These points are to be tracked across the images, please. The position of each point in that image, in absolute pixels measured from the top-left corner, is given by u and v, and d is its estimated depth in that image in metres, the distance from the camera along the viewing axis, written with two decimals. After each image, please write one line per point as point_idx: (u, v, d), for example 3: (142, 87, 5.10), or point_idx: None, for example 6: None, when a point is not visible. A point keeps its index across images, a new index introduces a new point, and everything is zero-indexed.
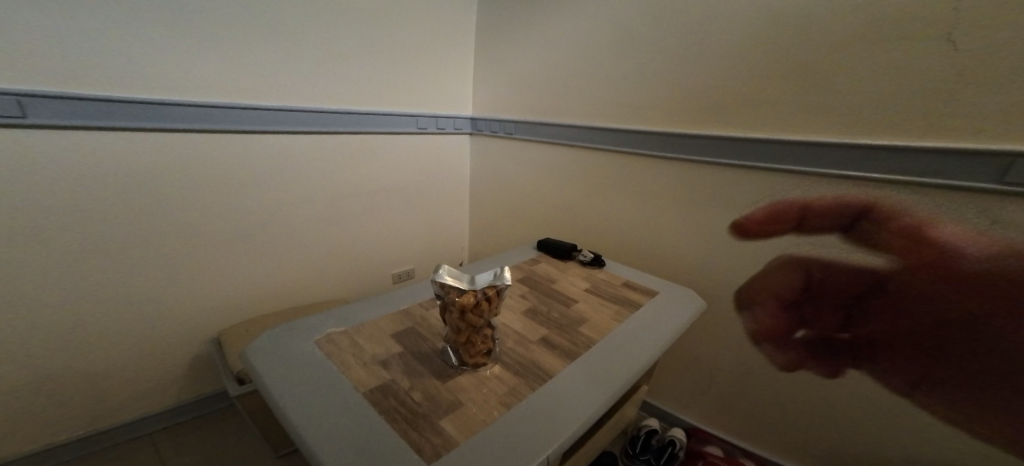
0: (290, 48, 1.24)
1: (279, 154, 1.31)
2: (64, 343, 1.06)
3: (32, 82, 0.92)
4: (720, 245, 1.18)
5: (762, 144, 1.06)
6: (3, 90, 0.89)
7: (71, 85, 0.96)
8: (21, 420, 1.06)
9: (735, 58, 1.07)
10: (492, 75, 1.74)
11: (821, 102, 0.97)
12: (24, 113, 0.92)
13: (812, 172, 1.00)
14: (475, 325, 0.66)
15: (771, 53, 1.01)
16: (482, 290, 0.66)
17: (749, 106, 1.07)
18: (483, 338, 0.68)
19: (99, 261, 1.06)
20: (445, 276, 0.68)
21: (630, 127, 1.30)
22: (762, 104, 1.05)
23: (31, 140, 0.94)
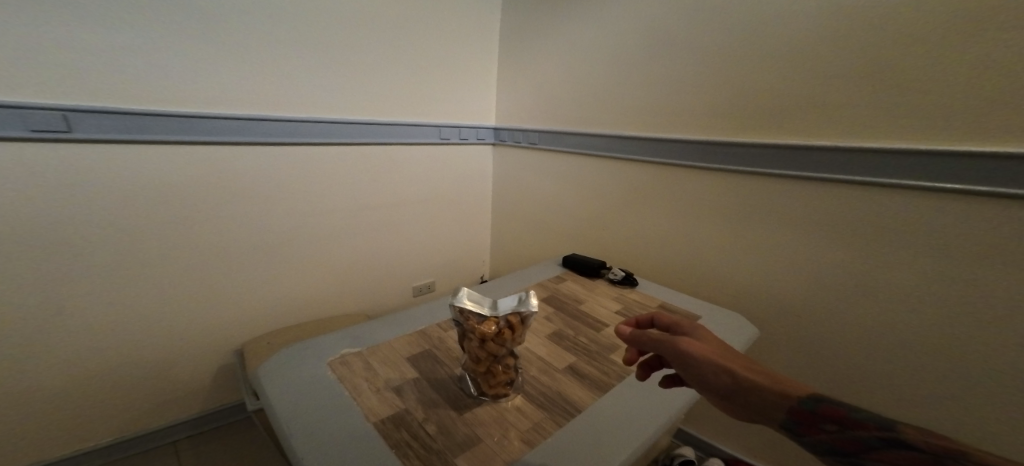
0: (316, 60, 1.25)
1: (303, 165, 1.31)
2: (94, 353, 1.07)
3: (77, 97, 0.94)
4: (764, 263, 1.09)
5: (810, 154, 0.97)
6: (50, 105, 0.91)
7: (111, 99, 0.98)
8: (50, 429, 1.06)
9: (779, 60, 0.99)
10: (515, 85, 1.71)
11: (880, 107, 0.87)
12: (69, 127, 0.94)
13: (870, 184, 0.90)
14: (496, 354, 0.61)
15: (820, 54, 0.93)
16: (505, 317, 0.61)
17: (795, 112, 0.99)
18: (504, 367, 0.63)
19: (130, 271, 1.08)
20: (465, 300, 0.63)
21: (662, 136, 1.23)
22: (810, 111, 0.97)
23: (75, 153, 0.96)
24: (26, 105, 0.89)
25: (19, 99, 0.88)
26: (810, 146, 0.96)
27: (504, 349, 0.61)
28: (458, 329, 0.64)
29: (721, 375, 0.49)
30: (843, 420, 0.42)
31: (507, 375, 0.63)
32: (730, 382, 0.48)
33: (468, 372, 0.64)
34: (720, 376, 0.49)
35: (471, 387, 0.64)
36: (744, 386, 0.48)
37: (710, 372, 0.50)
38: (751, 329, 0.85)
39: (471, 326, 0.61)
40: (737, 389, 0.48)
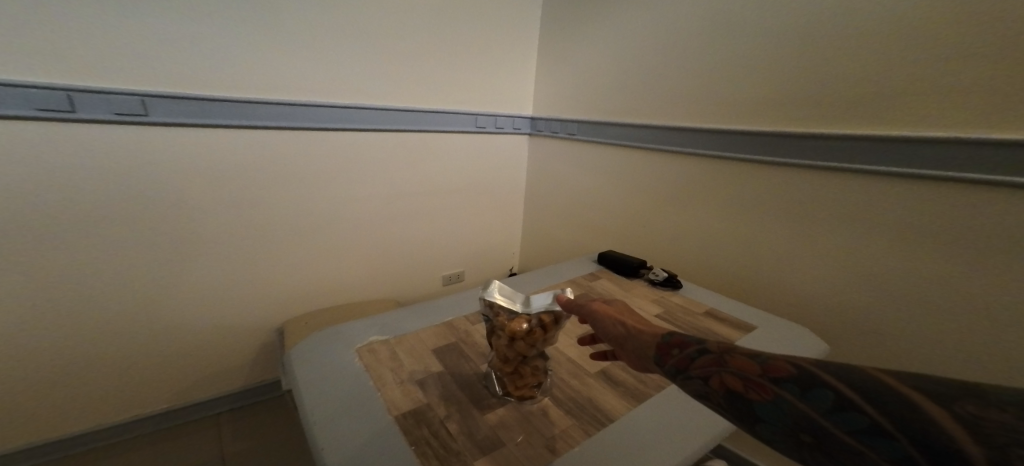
0: (357, 46, 1.25)
1: (343, 151, 1.32)
2: (147, 326, 1.13)
3: (150, 82, 0.99)
4: (825, 271, 0.97)
5: (889, 144, 0.84)
6: (130, 91, 0.97)
7: (175, 85, 1.02)
8: (112, 395, 1.13)
9: (856, 41, 0.86)
10: (555, 73, 1.65)
11: (982, 92, 0.73)
12: (146, 111, 1.00)
13: (964, 180, 0.76)
14: (523, 352, 0.58)
15: (907, 33, 0.80)
16: (538, 316, 0.57)
17: (872, 100, 0.86)
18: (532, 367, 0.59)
19: (183, 249, 1.13)
20: (496, 294, 0.59)
21: (713, 127, 1.13)
22: (891, 98, 0.83)
23: (148, 134, 1.02)
24: (112, 91, 0.95)
25: (94, 83, 0.93)
26: (898, 136, 0.82)
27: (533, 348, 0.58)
28: (486, 324, 0.61)
29: (615, 325, 0.53)
30: (682, 342, 0.46)
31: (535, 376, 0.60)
32: (621, 330, 0.52)
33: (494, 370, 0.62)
34: (615, 325, 0.53)
35: (496, 386, 0.61)
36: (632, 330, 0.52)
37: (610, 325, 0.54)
38: (812, 343, 0.76)
39: (501, 322, 0.58)
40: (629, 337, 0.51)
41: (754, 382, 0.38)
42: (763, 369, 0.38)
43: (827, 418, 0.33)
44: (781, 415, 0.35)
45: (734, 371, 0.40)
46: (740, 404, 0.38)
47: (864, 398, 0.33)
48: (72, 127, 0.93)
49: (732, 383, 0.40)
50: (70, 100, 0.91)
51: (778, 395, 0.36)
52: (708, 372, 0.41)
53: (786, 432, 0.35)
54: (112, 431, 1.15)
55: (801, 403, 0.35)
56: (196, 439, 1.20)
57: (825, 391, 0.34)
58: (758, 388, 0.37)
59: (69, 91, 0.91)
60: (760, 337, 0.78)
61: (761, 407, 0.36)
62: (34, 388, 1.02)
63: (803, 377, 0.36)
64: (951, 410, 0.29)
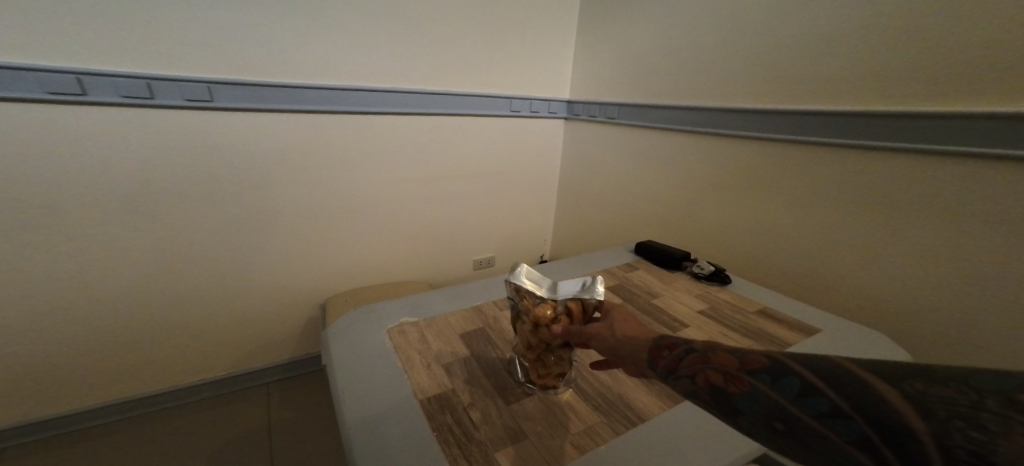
0: (393, 29, 1.24)
1: (380, 134, 1.33)
2: (204, 300, 1.21)
3: (211, 69, 1.04)
4: (902, 272, 0.85)
5: (991, 124, 0.71)
6: (197, 79, 1.02)
7: (229, 70, 1.06)
8: (176, 361, 1.23)
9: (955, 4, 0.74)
10: (596, 51, 1.56)
11: None
12: (211, 97, 1.05)
13: None
14: (547, 343, 0.55)
15: None
16: (564, 303, 0.55)
17: (972, 73, 0.73)
18: (557, 359, 0.56)
19: (235, 227, 1.19)
20: (523, 277, 0.57)
21: (771, 107, 1.02)
22: (998, 71, 0.71)
23: (209, 118, 1.07)
24: (183, 78, 1.01)
25: (167, 71, 0.99)
26: (1015, 114, 0.68)
27: (557, 340, 0.54)
28: (512, 310, 0.59)
29: (603, 339, 0.49)
30: (670, 342, 0.44)
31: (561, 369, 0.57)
32: (611, 339, 0.49)
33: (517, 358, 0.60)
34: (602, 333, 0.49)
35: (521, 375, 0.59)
36: (620, 341, 0.48)
37: (602, 339, 0.49)
38: (883, 352, 0.67)
39: (527, 308, 0.55)
40: (623, 351, 0.47)
41: (732, 375, 0.37)
42: (740, 362, 0.38)
43: (795, 404, 0.33)
44: (756, 406, 0.35)
45: (716, 366, 0.39)
46: (719, 398, 0.37)
47: (826, 383, 0.33)
48: (150, 113, 1.00)
49: (714, 379, 0.39)
50: (148, 87, 0.98)
51: (753, 387, 0.36)
52: (692, 369, 0.40)
53: (761, 423, 0.35)
54: (175, 394, 1.26)
55: (772, 391, 0.35)
56: (247, 406, 1.29)
57: (790, 376, 0.35)
58: (735, 380, 0.37)
59: (147, 79, 0.97)
60: (820, 342, 0.70)
61: (739, 399, 0.36)
62: (113, 352, 1.13)
63: (774, 366, 0.36)
64: (901, 388, 0.31)
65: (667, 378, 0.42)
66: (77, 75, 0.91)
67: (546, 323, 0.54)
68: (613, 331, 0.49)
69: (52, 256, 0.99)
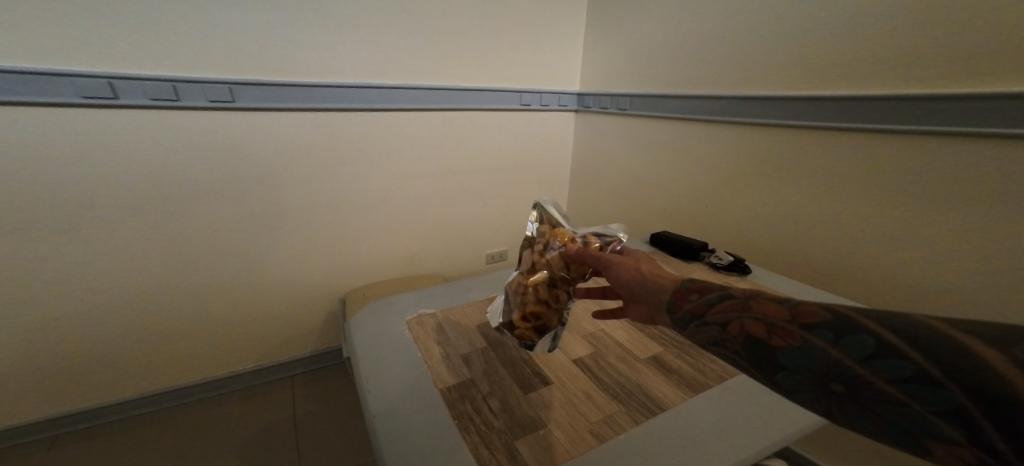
0: (405, 25, 1.25)
1: (394, 131, 1.34)
2: (230, 294, 1.25)
3: (232, 71, 1.07)
4: (932, 261, 0.82)
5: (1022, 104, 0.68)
6: (218, 80, 1.05)
7: (249, 72, 1.08)
8: (204, 354, 1.27)
9: None
10: (606, 41, 1.53)
11: None
12: (232, 97, 1.09)
13: None
14: (552, 269, 0.62)
15: None
16: (581, 236, 0.64)
17: (1001, 50, 0.70)
18: (551, 294, 0.62)
19: (258, 224, 1.22)
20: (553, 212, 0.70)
21: (788, 93, 0.99)
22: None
23: (233, 119, 1.10)
24: (206, 80, 1.04)
25: (192, 74, 1.03)
26: None
27: (564, 265, 0.62)
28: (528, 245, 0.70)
29: (629, 270, 0.56)
30: (704, 288, 0.48)
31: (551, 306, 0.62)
32: (637, 273, 0.55)
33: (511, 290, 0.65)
34: (631, 268, 0.56)
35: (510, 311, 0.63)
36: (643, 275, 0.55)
37: (626, 271, 0.56)
38: None
39: (548, 232, 0.66)
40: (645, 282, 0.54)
41: (784, 330, 0.40)
42: (791, 313, 0.41)
43: (865, 367, 0.35)
44: (812, 362, 0.38)
45: (759, 317, 0.43)
46: (766, 349, 0.41)
47: (908, 344, 0.34)
48: (174, 114, 1.03)
49: (754, 328, 0.43)
50: (175, 90, 1.02)
51: (807, 342, 0.39)
52: (734, 320, 0.44)
53: (817, 378, 0.37)
54: (205, 385, 1.31)
55: (835, 350, 0.37)
56: (273, 398, 1.33)
57: (859, 335, 0.36)
58: (786, 335, 0.40)
59: (173, 82, 1.01)
60: None
61: (788, 353, 0.40)
62: (145, 344, 1.18)
63: (840, 324, 0.38)
64: (1011, 354, 0.29)
65: (697, 324, 0.47)
66: (109, 79, 0.95)
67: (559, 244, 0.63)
68: (639, 267, 0.56)
69: (87, 254, 1.04)
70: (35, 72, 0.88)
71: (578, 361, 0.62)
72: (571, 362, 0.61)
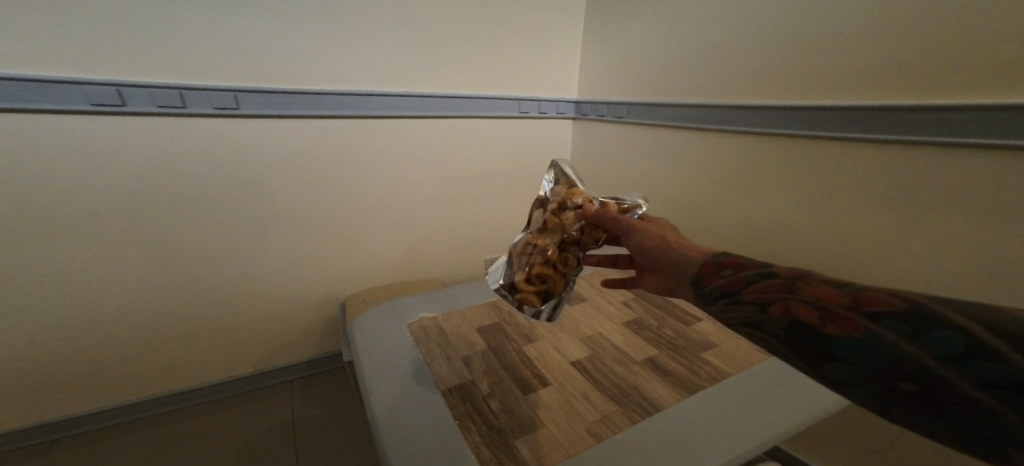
0: (407, 35, 1.27)
1: (395, 138, 1.36)
2: (231, 298, 1.26)
3: (238, 78, 1.09)
4: (919, 267, 0.84)
5: (1000, 116, 0.71)
6: (224, 87, 1.07)
7: (253, 79, 1.11)
8: (204, 359, 1.28)
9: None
10: (603, 51, 1.56)
11: None
12: (237, 105, 1.10)
13: None
14: (567, 231, 0.66)
15: None
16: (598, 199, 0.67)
17: (980, 65, 0.73)
18: (563, 256, 0.66)
19: (260, 229, 1.23)
20: (568, 171, 0.72)
21: (780, 103, 1.02)
22: (1004, 62, 0.71)
23: (238, 125, 1.12)
24: (212, 87, 1.06)
25: (198, 82, 1.05)
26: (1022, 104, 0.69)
27: (580, 226, 0.66)
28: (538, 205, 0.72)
29: (654, 239, 0.62)
30: (748, 269, 0.53)
31: (560, 267, 0.65)
32: (661, 242, 0.62)
33: (519, 247, 0.67)
34: (654, 238, 0.62)
35: (520, 269, 0.65)
36: (666, 244, 0.61)
37: (649, 239, 0.63)
38: None
39: (563, 192, 0.69)
40: (668, 252, 0.61)
41: (848, 320, 0.43)
42: (854, 302, 0.43)
43: (947, 366, 0.36)
44: (880, 354, 0.40)
45: (813, 303, 0.46)
46: (824, 337, 0.44)
47: (1002, 345, 0.34)
48: (179, 120, 1.05)
49: (808, 313, 0.46)
50: (181, 97, 1.04)
51: (873, 333, 0.41)
52: (787, 305, 0.48)
53: (883, 370, 0.40)
54: (204, 390, 1.31)
55: (910, 345, 0.39)
56: (271, 403, 1.34)
57: (943, 333, 0.37)
58: (850, 325, 0.42)
59: (180, 90, 1.03)
60: None
61: (849, 342, 0.42)
62: (145, 348, 1.19)
63: (915, 318, 0.39)
64: None
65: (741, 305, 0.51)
66: (117, 86, 0.97)
67: (577, 205, 0.66)
68: (662, 236, 0.63)
69: (92, 259, 1.05)
70: (44, 80, 0.90)
71: (576, 363, 0.63)
72: (569, 364, 0.63)
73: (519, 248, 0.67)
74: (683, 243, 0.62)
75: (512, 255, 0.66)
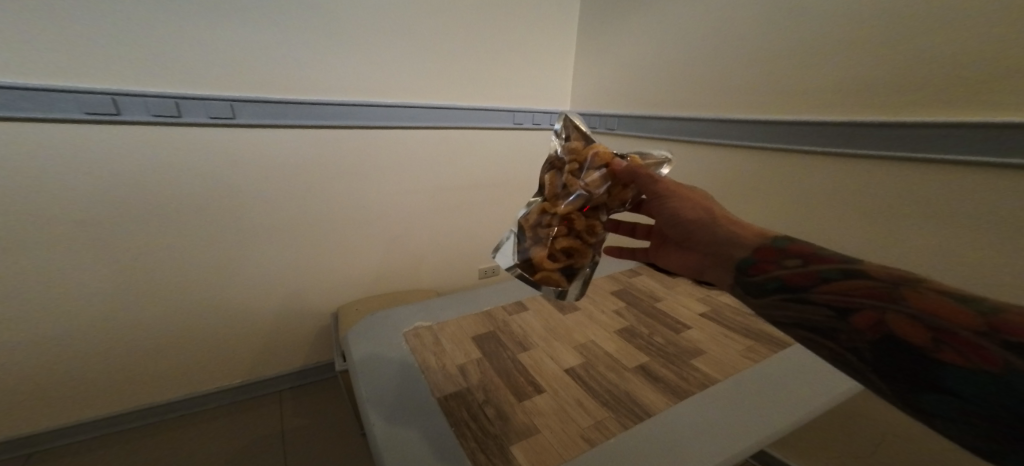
0: (404, 47, 1.30)
1: (391, 148, 1.38)
2: (222, 307, 1.25)
3: (237, 89, 1.10)
4: None
5: (964, 133, 0.77)
6: (220, 97, 1.08)
7: (250, 89, 1.11)
8: (192, 369, 1.26)
9: (925, 23, 0.80)
10: (595, 65, 1.61)
11: None
12: (234, 114, 1.11)
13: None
14: (593, 193, 0.61)
15: (979, 16, 0.74)
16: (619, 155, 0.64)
17: (944, 88, 0.79)
18: (588, 223, 0.62)
19: (253, 237, 1.23)
20: (577, 123, 0.66)
21: (764, 118, 1.07)
22: (965, 85, 0.77)
23: (234, 135, 1.13)
24: (208, 97, 1.06)
25: (195, 91, 1.05)
26: (981, 124, 0.74)
27: (606, 187, 0.62)
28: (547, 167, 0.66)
29: (698, 212, 0.60)
30: (832, 264, 0.52)
31: (585, 236, 0.62)
32: (703, 213, 0.60)
33: (536, 217, 0.61)
34: (696, 208, 0.60)
35: (543, 241, 0.60)
36: (712, 217, 0.60)
37: (691, 209, 0.61)
38: None
39: (581, 150, 0.63)
40: (713, 228, 0.60)
41: (968, 343, 0.41)
42: (986, 325, 0.41)
43: None
44: (1005, 386, 0.39)
45: (919, 317, 0.44)
46: (925, 353, 0.43)
47: None
48: (174, 129, 1.05)
49: (908, 328, 0.45)
50: (177, 106, 1.04)
51: (1003, 364, 0.39)
52: (881, 314, 0.46)
53: (1001, 402, 0.39)
54: (191, 401, 1.28)
55: None
56: (260, 414, 1.32)
57: None
58: (974, 352, 0.41)
59: (176, 99, 1.03)
60: None
61: (963, 367, 0.41)
62: (132, 358, 1.17)
63: None
64: None
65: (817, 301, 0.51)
66: (112, 95, 0.97)
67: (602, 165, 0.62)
68: (706, 209, 0.61)
69: (81, 267, 1.04)
70: (38, 88, 0.90)
71: (570, 370, 0.64)
72: (562, 371, 0.64)
73: (533, 219, 0.61)
74: (727, 216, 0.61)
75: (529, 226, 0.61)
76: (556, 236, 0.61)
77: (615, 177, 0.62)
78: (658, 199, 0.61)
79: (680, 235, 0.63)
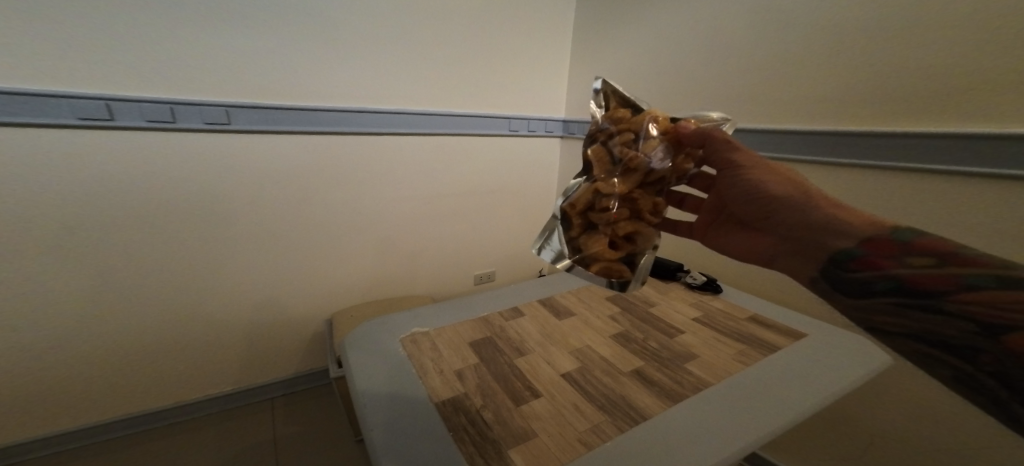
0: (402, 55, 1.31)
1: (388, 154, 1.39)
2: (213, 313, 1.23)
3: (234, 95, 1.10)
4: None
5: (938, 142, 0.82)
6: (216, 103, 1.08)
7: (247, 95, 1.12)
8: (182, 376, 1.24)
9: (902, 38, 0.84)
10: (590, 74, 1.63)
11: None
12: (229, 120, 1.11)
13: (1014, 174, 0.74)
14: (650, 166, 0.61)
15: (951, 32, 0.79)
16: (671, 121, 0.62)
17: (920, 100, 0.84)
18: (647, 197, 0.62)
19: (248, 242, 1.23)
20: (616, 89, 0.63)
21: (753, 127, 1.10)
22: (939, 97, 0.82)
23: (229, 140, 1.13)
24: (203, 102, 1.06)
25: (191, 97, 1.05)
26: (953, 133, 0.79)
27: (663, 158, 0.61)
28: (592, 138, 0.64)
29: (787, 188, 0.59)
30: (973, 270, 0.47)
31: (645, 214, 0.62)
32: (798, 194, 0.59)
33: (589, 200, 0.61)
34: (788, 187, 0.59)
35: (606, 221, 0.61)
36: (806, 197, 0.58)
37: (782, 186, 0.59)
38: (861, 353, 0.72)
39: (630, 120, 0.61)
40: (812, 209, 0.57)
41: None
42: None
43: None
44: None
45: None
46: None
47: None
48: (168, 135, 1.05)
49: None
50: (172, 112, 1.04)
51: None
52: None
53: None
54: (180, 409, 1.26)
55: None
56: (251, 422, 1.30)
57: None
58: None
59: (171, 104, 1.03)
60: (807, 345, 0.75)
61: None
62: (121, 366, 1.15)
63: None
64: None
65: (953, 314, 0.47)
66: (106, 100, 0.96)
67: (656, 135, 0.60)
68: (800, 190, 0.59)
69: (71, 272, 1.03)
70: (31, 93, 0.89)
71: (566, 375, 0.65)
72: (559, 376, 0.65)
73: (590, 200, 0.61)
74: (826, 197, 0.58)
75: (581, 213, 0.62)
76: (616, 220, 0.61)
77: (671, 147, 0.61)
78: (737, 169, 0.61)
79: (760, 212, 0.62)
